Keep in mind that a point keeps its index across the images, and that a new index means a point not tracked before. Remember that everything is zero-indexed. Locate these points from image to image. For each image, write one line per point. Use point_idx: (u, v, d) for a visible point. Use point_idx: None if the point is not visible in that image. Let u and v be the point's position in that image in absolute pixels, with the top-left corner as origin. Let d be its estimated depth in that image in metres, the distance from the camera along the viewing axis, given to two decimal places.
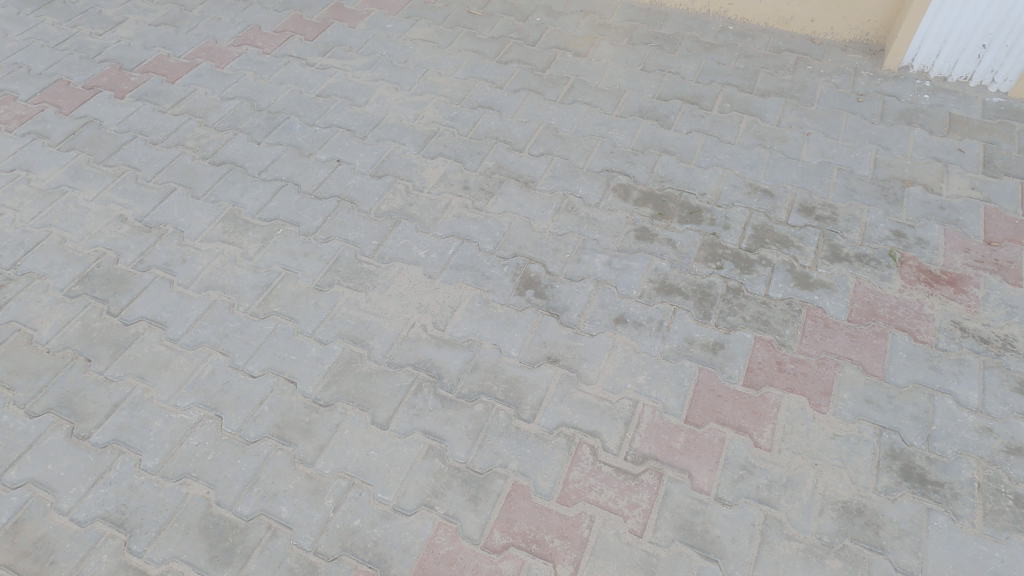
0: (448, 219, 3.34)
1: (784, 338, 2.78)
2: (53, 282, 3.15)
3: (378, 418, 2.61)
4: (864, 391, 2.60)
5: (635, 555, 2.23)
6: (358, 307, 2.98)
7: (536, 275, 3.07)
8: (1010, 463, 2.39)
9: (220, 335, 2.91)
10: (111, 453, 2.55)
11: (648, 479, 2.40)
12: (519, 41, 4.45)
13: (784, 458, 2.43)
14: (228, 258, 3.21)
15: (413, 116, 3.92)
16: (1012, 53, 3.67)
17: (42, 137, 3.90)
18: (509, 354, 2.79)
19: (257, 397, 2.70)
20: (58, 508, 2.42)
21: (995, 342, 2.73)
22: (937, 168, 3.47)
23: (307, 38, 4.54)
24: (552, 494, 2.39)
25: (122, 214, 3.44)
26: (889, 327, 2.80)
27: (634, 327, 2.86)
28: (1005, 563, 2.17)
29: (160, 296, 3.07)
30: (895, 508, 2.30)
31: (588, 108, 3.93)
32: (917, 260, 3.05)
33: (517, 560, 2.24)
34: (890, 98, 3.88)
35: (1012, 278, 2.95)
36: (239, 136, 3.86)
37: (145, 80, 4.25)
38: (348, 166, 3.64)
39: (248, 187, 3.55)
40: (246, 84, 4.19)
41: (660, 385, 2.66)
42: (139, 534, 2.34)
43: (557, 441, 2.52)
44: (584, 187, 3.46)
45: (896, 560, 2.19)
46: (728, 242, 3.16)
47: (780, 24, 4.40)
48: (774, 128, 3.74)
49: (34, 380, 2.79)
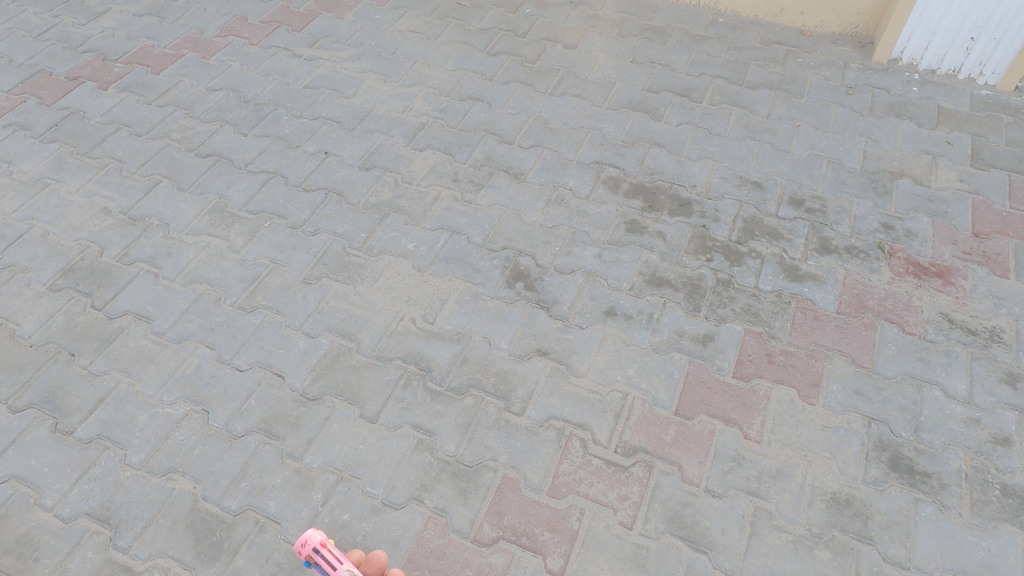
0: (437, 212, 3.31)
1: (773, 330, 2.78)
2: (35, 276, 3.10)
3: (366, 412, 2.59)
4: (853, 383, 2.61)
5: (626, 548, 2.23)
6: (346, 300, 2.95)
7: (526, 267, 3.05)
8: (996, 453, 2.41)
9: (206, 329, 2.88)
10: (96, 449, 2.52)
11: (639, 472, 2.40)
12: (509, 32, 4.42)
13: (774, 450, 2.43)
14: (215, 251, 3.17)
15: (402, 108, 3.88)
16: (1000, 45, 3.69)
17: (24, 129, 3.83)
18: (498, 347, 2.77)
19: (244, 392, 2.67)
20: (41, 505, 2.39)
21: (984, 334, 2.75)
22: (926, 160, 3.48)
23: (294, 29, 4.48)
24: (542, 486, 2.38)
25: (106, 206, 3.39)
26: (879, 319, 2.80)
27: (625, 320, 2.85)
28: (992, 553, 2.18)
29: (145, 289, 3.03)
30: (884, 499, 2.31)
31: (578, 99, 3.91)
32: (906, 252, 3.05)
33: (506, 554, 2.23)
34: (879, 90, 3.88)
35: (999, 271, 2.97)
36: (225, 128, 3.81)
37: (129, 71, 4.19)
38: (337, 158, 3.61)
39: (235, 178, 3.51)
40: (232, 76, 4.13)
41: (650, 378, 2.65)
42: (125, 530, 2.32)
43: (547, 434, 2.50)
44: (574, 179, 3.44)
45: (885, 550, 2.20)
46: (718, 234, 3.15)
47: (770, 16, 4.39)
48: (764, 120, 3.73)
49: (16, 375, 2.75)
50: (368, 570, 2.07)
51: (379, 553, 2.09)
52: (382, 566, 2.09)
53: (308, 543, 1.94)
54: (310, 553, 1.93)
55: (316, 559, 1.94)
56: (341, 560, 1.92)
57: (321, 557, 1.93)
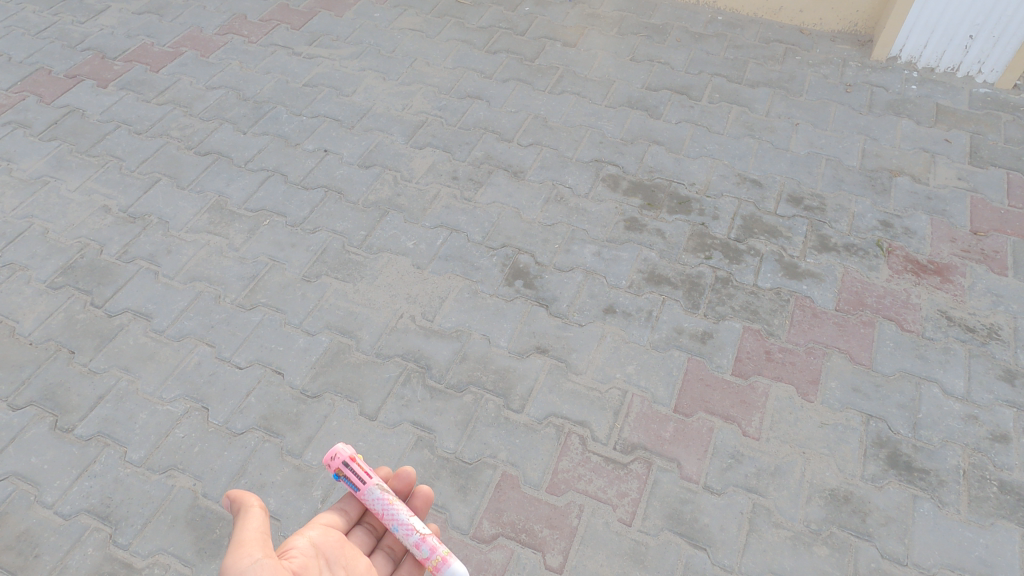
0: (436, 210, 3.31)
1: (772, 327, 2.79)
2: (35, 274, 3.10)
3: (366, 410, 2.59)
4: (852, 380, 2.61)
5: (625, 544, 2.23)
6: (345, 298, 2.96)
7: (525, 265, 3.06)
8: (994, 450, 2.42)
9: (205, 327, 2.88)
10: (96, 446, 2.52)
11: (637, 469, 2.40)
12: (508, 30, 4.42)
13: (772, 447, 2.44)
14: (215, 249, 3.18)
15: (401, 106, 3.88)
16: (999, 43, 3.70)
17: (23, 127, 3.83)
18: (497, 344, 2.78)
19: (244, 389, 2.67)
20: (41, 502, 2.39)
21: (982, 331, 2.75)
22: (924, 158, 3.48)
23: (293, 27, 4.48)
24: (541, 483, 2.38)
25: (106, 204, 3.39)
26: (877, 317, 2.81)
27: (624, 317, 2.85)
28: (990, 549, 2.19)
29: (145, 287, 3.03)
30: (882, 496, 2.31)
31: (578, 97, 3.91)
32: (904, 250, 3.06)
33: (505, 551, 2.24)
34: (878, 88, 3.88)
35: (997, 268, 2.97)
36: (225, 126, 3.81)
37: (128, 69, 4.19)
38: (336, 156, 3.61)
39: (234, 176, 3.52)
40: (231, 74, 4.13)
41: (649, 375, 2.66)
42: (125, 527, 2.32)
43: (547, 432, 2.51)
44: (573, 177, 3.44)
45: (883, 546, 2.20)
46: (717, 232, 3.16)
47: (769, 15, 4.40)
48: (763, 118, 3.74)
49: (16, 373, 2.75)
50: (397, 485, 1.98)
51: (408, 470, 1.97)
52: (412, 481, 1.99)
53: (338, 457, 1.94)
54: (339, 467, 1.94)
55: (345, 473, 1.93)
56: (370, 475, 1.91)
57: (349, 471, 1.92)
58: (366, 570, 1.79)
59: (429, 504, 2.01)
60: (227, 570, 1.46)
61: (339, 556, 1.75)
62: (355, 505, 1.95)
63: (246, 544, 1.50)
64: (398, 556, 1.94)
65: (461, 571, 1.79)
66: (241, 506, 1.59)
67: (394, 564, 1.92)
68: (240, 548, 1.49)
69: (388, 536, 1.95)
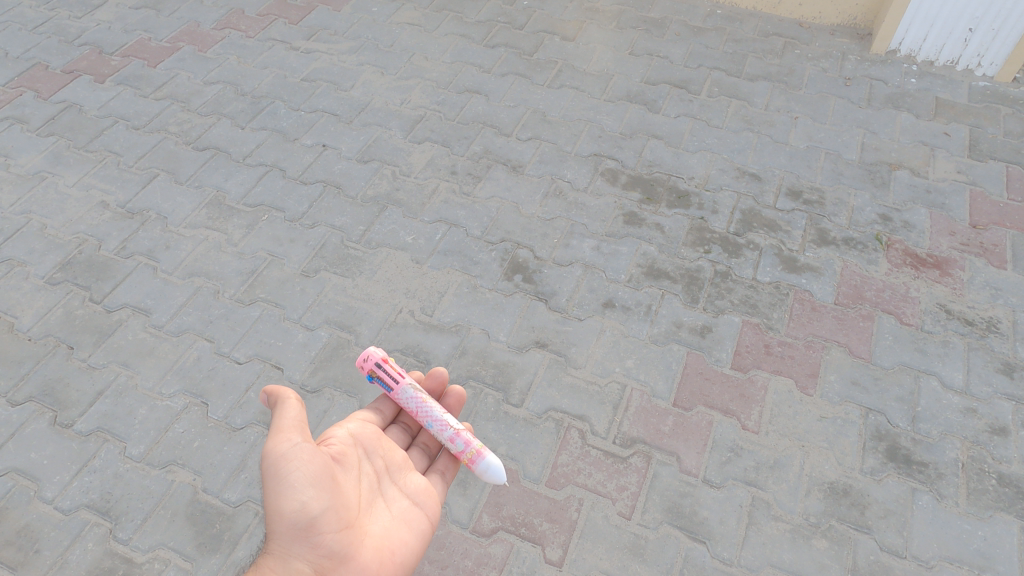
0: (435, 205, 3.31)
1: (771, 321, 2.79)
2: (34, 269, 3.10)
3: (365, 404, 2.59)
4: (851, 374, 2.62)
5: (624, 537, 2.24)
6: (344, 294, 2.95)
7: (524, 259, 3.06)
8: (993, 443, 2.42)
9: (204, 322, 2.88)
10: (95, 442, 2.52)
11: (637, 463, 2.41)
12: (507, 25, 4.40)
13: (772, 440, 2.44)
14: (214, 244, 3.17)
15: (399, 101, 3.87)
16: (999, 35, 3.70)
17: (21, 122, 3.82)
18: (497, 339, 2.78)
19: (244, 385, 2.67)
20: (41, 497, 2.39)
21: (981, 324, 2.75)
22: (924, 152, 3.48)
23: (291, 21, 4.47)
24: (541, 477, 2.38)
25: (104, 200, 3.39)
26: (876, 310, 2.81)
27: (623, 312, 2.85)
28: (988, 541, 2.20)
29: (144, 282, 3.03)
30: (882, 489, 2.32)
31: (576, 91, 3.90)
32: (904, 243, 3.06)
33: (505, 544, 2.24)
34: (878, 82, 3.88)
35: (997, 262, 2.97)
36: (223, 121, 3.80)
37: (126, 64, 4.17)
38: (335, 151, 3.60)
39: (233, 171, 3.51)
40: (229, 68, 4.12)
41: (649, 369, 2.66)
42: (125, 522, 2.32)
43: (546, 426, 2.51)
44: (572, 171, 3.44)
45: (882, 539, 2.21)
46: (716, 226, 3.16)
47: (768, 8, 4.39)
48: (762, 112, 3.73)
49: (15, 369, 2.75)
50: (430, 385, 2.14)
51: (440, 369, 2.13)
52: (444, 381, 2.14)
53: (370, 359, 2.06)
54: (372, 368, 2.06)
55: (379, 374, 2.06)
56: (403, 375, 2.04)
57: (383, 372, 2.05)
58: (404, 462, 1.94)
59: (461, 404, 2.15)
60: (269, 453, 1.62)
61: (377, 446, 1.90)
62: (389, 405, 2.10)
63: (285, 431, 1.65)
64: (433, 452, 2.08)
65: (495, 462, 1.96)
66: (277, 398, 1.71)
67: (429, 459, 2.06)
68: (280, 435, 1.64)
69: (422, 434, 2.10)
